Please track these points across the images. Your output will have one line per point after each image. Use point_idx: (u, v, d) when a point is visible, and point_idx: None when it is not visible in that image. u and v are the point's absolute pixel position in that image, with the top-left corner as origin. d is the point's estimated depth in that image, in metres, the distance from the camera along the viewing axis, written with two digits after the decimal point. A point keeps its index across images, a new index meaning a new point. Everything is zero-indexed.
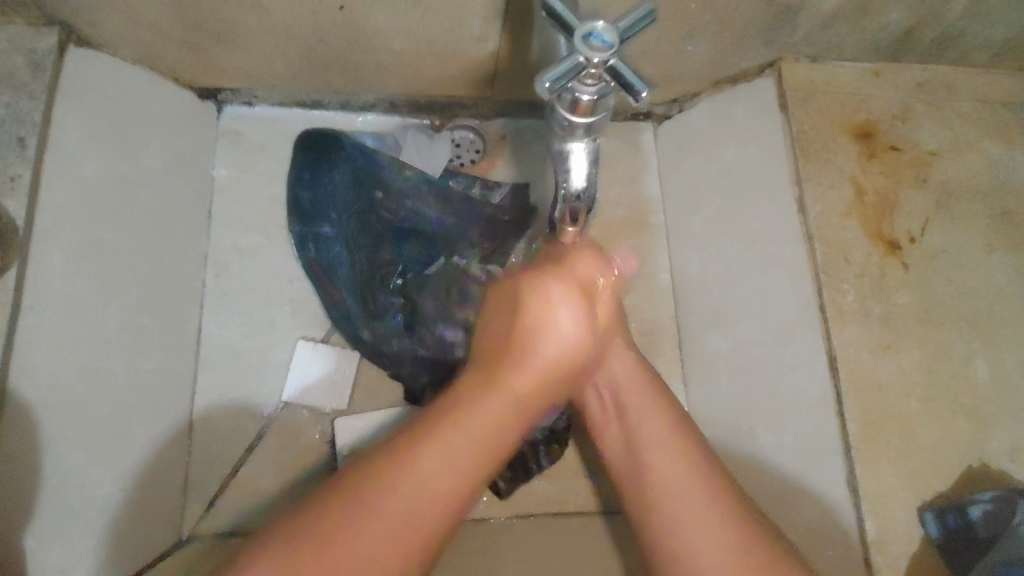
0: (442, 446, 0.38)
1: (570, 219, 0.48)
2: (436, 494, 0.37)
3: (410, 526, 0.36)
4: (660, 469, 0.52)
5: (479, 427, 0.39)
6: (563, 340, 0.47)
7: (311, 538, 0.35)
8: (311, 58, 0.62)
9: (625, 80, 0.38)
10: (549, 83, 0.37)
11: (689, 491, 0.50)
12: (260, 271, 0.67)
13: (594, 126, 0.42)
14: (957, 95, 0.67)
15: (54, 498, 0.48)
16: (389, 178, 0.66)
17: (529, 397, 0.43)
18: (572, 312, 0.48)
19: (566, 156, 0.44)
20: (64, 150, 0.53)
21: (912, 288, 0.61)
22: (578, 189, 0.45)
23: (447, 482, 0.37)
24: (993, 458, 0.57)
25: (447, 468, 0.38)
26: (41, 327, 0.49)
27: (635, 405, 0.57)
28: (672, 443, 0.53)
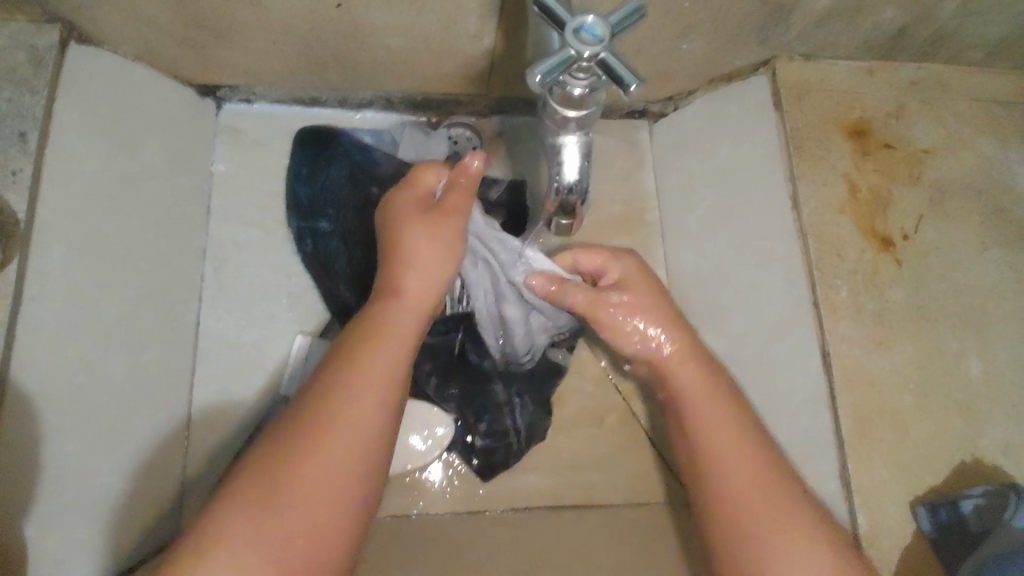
0: (351, 385, 0.44)
1: (563, 212, 0.47)
2: (359, 425, 0.43)
3: (325, 481, 0.41)
4: (727, 477, 0.52)
5: (392, 348, 0.47)
6: (428, 272, 0.51)
7: (240, 521, 0.39)
8: (309, 55, 0.62)
9: (615, 74, 0.38)
10: (540, 77, 0.38)
11: (744, 483, 0.51)
12: (258, 266, 0.67)
13: (586, 119, 0.43)
14: (951, 94, 0.68)
15: (53, 487, 0.49)
16: (384, 173, 0.68)
17: (429, 304, 0.51)
18: (421, 233, 0.52)
19: (560, 149, 0.45)
20: (64, 145, 0.54)
21: (906, 285, 0.61)
22: (569, 182, 0.45)
23: (365, 404, 0.44)
24: (985, 453, 0.57)
25: (363, 396, 0.44)
26: (42, 319, 0.50)
27: (694, 398, 0.55)
28: (747, 456, 0.52)
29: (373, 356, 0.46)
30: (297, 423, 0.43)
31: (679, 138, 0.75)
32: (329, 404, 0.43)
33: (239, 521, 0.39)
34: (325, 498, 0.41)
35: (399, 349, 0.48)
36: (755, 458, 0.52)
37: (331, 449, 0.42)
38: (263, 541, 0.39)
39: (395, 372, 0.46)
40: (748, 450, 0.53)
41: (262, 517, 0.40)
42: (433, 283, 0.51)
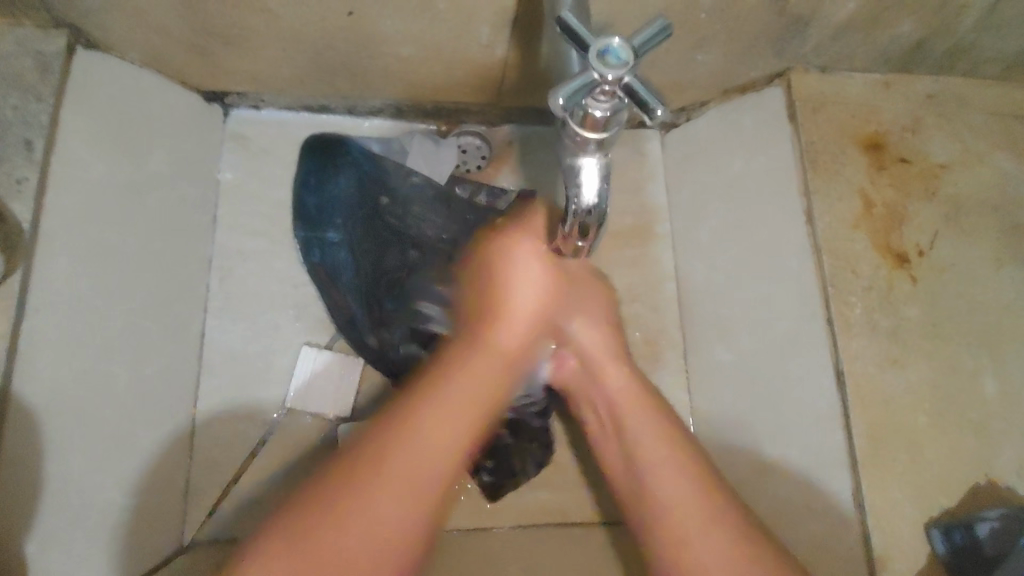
0: (423, 416, 0.40)
1: (579, 234, 0.45)
2: (420, 466, 0.38)
3: (378, 525, 0.37)
4: (655, 477, 0.51)
5: (466, 386, 0.43)
6: (525, 286, 0.51)
7: (300, 556, 0.35)
8: (318, 63, 0.62)
9: (639, 98, 0.37)
10: (562, 100, 0.37)
11: (679, 480, 0.50)
12: (264, 276, 0.66)
13: (606, 141, 0.41)
14: (968, 107, 0.67)
15: (55, 504, 0.48)
16: (395, 184, 0.66)
17: (513, 350, 0.48)
18: (529, 283, 0.51)
19: (577, 171, 0.42)
20: (70, 153, 0.53)
21: (921, 302, 0.61)
22: (587, 204, 0.42)
23: (432, 448, 0.39)
24: (999, 476, 0.57)
25: (436, 426, 0.40)
26: (46, 331, 0.49)
27: (630, 424, 0.55)
28: (678, 473, 0.50)
29: (472, 358, 0.45)
30: (367, 449, 0.39)
31: (691, 148, 0.74)
32: (400, 421, 0.40)
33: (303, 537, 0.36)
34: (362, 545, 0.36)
35: (473, 380, 0.44)
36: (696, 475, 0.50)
37: (390, 480, 0.38)
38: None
39: (476, 410, 0.42)
40: (682, 469, 0.51)
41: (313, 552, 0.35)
42: (526, 316, 0.50)
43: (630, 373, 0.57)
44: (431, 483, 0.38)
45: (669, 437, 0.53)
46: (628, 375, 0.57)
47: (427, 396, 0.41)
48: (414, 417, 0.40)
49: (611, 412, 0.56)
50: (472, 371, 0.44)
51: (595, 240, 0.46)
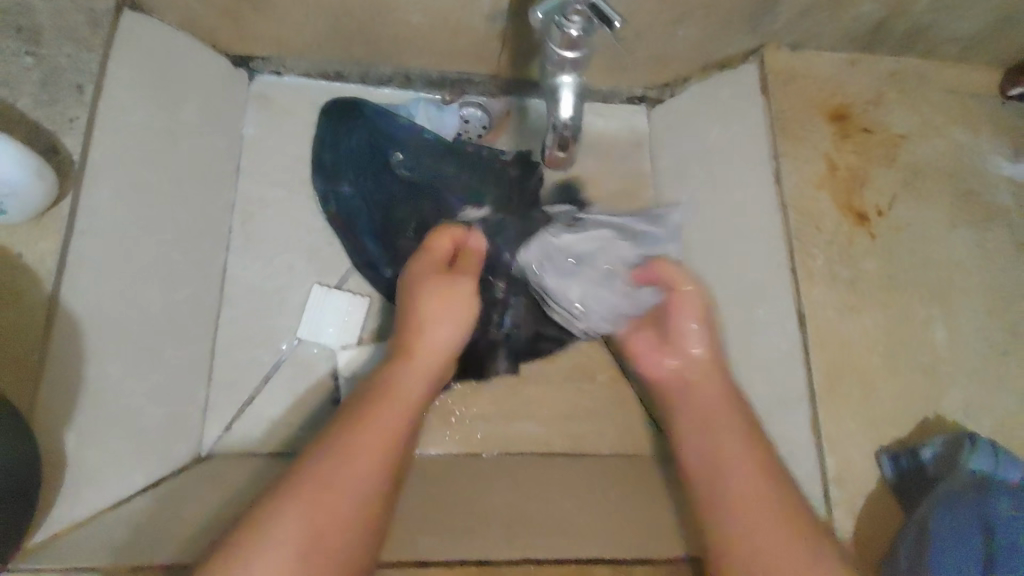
0: (348, 442, 0.53)
1: (559, 147, 0.54)
2: (342, 505, 0.50)
3: (296, 531, 0.47)
4: (738, 496, 0.56)
5: (387, 413, 0.56)
6: (443, 337, 0.61)
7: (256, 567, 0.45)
8: (337, 29, 0.68)
9: (604, 13, 0.46)
10: (541, 12, 0.47)
11: (761, 504, 0.55)
12: (281, 222, 0.73)
13: (579, 62, 0.50)
14: (927, 86, 0.73)
15: (93, 402, 0.54)
16: (403, 138, 0.74)
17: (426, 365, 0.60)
18: (443, 319, 0.61)
19: (557, 91, 0.52)
20: (114, 98, 0.60)
21: (878, 256, 0.66)
22: (564, 118, 0.52)
23: (347, 485, 0.51)
24: (946, 412, 0.62)
25: (363, 446, 0.53)
26: (90, 251, 0.56)
27: (715, 428, 0.61)
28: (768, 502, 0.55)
29: (395, 383, 0.58)
30: (296, 490, 0.49)
31: (675, 120, 0.80)
32: (336, 453, 0.52)
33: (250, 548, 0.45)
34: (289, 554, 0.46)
35: (392, 416, 0.56)
36: (756, 464, 0.58)
37: (311, 487, 0.50)
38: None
39: (378, 448, 0.53)
40: (769, 504, 0.55)
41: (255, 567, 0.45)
42: (442, 343, 0.61)
43: (726, 384, 0.63)
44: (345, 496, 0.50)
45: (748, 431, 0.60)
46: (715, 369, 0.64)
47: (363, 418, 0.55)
48: (336, 475, 0.51)
49: (705, 415, 0.62)
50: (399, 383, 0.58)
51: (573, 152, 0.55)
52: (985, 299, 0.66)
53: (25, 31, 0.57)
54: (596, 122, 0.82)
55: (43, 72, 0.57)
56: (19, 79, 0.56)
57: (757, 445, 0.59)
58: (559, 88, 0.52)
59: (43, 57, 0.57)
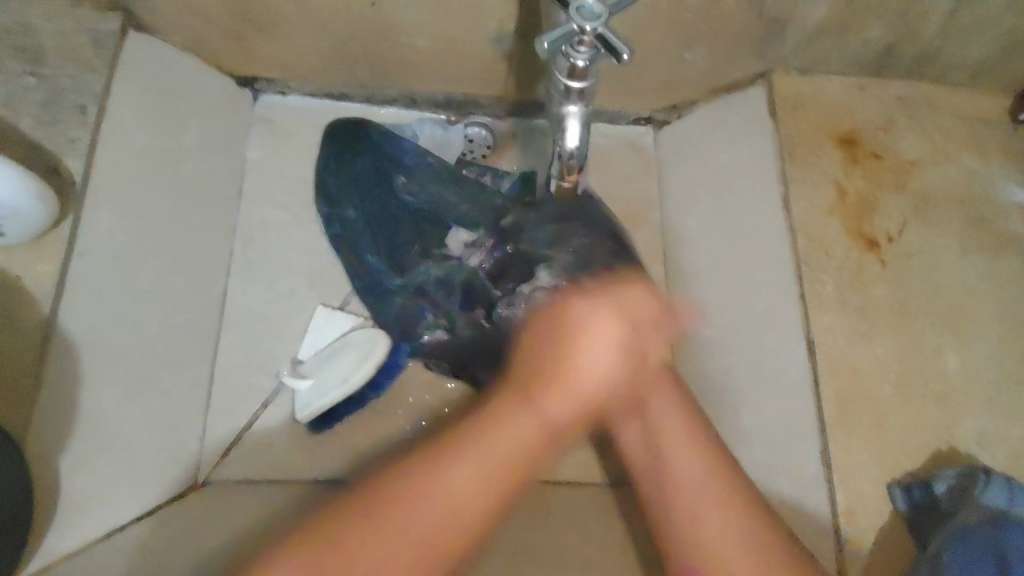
0: (464, 463, 0.48)
1: (565, 175, 0.55)
2: (432, 514, 0.46)
3: (415, 556, 0.45)
4: (681, 487, 0.54)
5: (514, 428, 0.51)
6: (594, 372, 0.55)
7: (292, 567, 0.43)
8: (342, 51, 0.68)
9: (611, 45, 0.45)
10: (548, 44, 0.45)
11: (707, 492, 0.53)
12: (283, 243, 0.72)
13: (586, 91, 0.49)
14: (937, 111, 0.72)
15: (88, 426, 0.53)
16: (408, 162, 0.73)
17: (558, 414, 0.53)
18: (603, 349, 0.55)
19: (564, 119, 0.51)
20: (117, 119, 0.59)
21: (889, 283, 0.65)
22: (571, 148, 0.51)
23: (450, 507, 0.47)
24: (960, 443, 0.61)
25: (469, 471, 0.48)
26: (87, 273, 0.55)
27: (664, 435, 0.57)
28: (717, 496, 0.52)
29: (517, 418, 0.51)
30: (369, 503, 0.46)
31: (682, 143, 0.80)
32: (433, 469, 0.48)
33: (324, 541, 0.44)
34: (389, 555, 0.44)
35: (510, 442, 0.50)
36: (705, 458, 0.55)
37: (425, 494, 0.47)
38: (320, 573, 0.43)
39: (507, 483, 0.49)
40: (707, 496, 0.53)
41: (322, 563, 0.43)
42: (604, 384, 0.55)
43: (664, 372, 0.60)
44: (471, 507, 0.47)
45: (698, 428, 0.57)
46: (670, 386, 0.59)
47: (486, 437, 0.50)
48: (388, 482, 0.47)
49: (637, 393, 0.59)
50: (522, 426, 0.51)
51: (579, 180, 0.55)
52: (997, 328, 0.65)
53: (29, 51, 0.58)
54: (602, 143, 0.81)
55: (47, 92, 0.57)
56: (21, 97, 0.56)
57: (710, 443, 0.56)
58: (566, 116, 0.51)
59: (46, 77, 0.57)
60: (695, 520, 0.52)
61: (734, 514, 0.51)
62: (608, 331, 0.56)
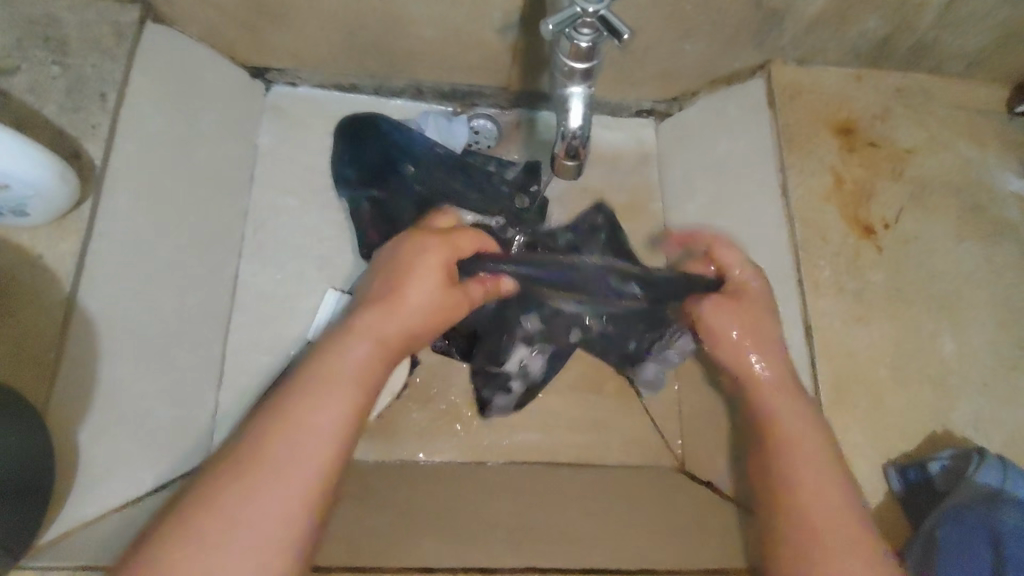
0: (302, 408, 0.45)
1: (568, 155, 0.54)
2: (301, 460, 0.43)
3: (287, 501, 0.42)
4: (799, 485, 0.52)
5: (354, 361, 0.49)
6: (422, 298, 0.53)
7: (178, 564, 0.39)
8: (352, 42, 0.70)
9: (613, 26, 0.47)
10: (552, 26, 0.47)
11: (824, 490, 0.52)
12: (295, 228, 0.74)
13: (590, 72, 0.51)
14: (934, 101, 0.74)
15: (107, 400, 0.55)
16: (418, 151, 0.75)
17: (396, 335, 0.52)
18: (424, 285, 0.54)
19: (568, 99, 0.53)
20: (135, 106, 0.62)
21: (885, 268, 0.67)
22: (573, 128, 0.53)
23: (292, 463, 0.43)
24: (955, 425, 0.62)
25: (318, 410, 0.46)
26: (105, 252, 0.57)
27: (780, 427, 0.56)
28: (836, 496, 0.51)
29: (353, 343, 0.50)
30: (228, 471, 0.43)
31: (683, 133, 0.81)
32: (277, 420, 0.45)
33: (192, 525, 0.40)
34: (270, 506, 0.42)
35: (355, 369, 0.49)
36: (811, 444, 0.54)
37: (270, 465, 0.43)
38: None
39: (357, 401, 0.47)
40: (819, 496, 0.51)
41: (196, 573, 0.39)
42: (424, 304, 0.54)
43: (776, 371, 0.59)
44: (317, 467, 0.44)
45: (793, 400, 0.57)
46: (781, 364, 0.59)
47: (325, 373, 0.48)
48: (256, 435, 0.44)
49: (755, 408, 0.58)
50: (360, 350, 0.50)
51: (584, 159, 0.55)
52: (993, 313, 0.66)
53: (53, 42, 0.60)
54: (604, 135, 0.83)
55: (69, 80, 0.59)
56: (45, 85, 0.58)
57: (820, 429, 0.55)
58: (569, 96, 0.53)
59: (69, 67, 0.59)
60: (819, 505, 0.51)
61: (844, 479, 0.53)
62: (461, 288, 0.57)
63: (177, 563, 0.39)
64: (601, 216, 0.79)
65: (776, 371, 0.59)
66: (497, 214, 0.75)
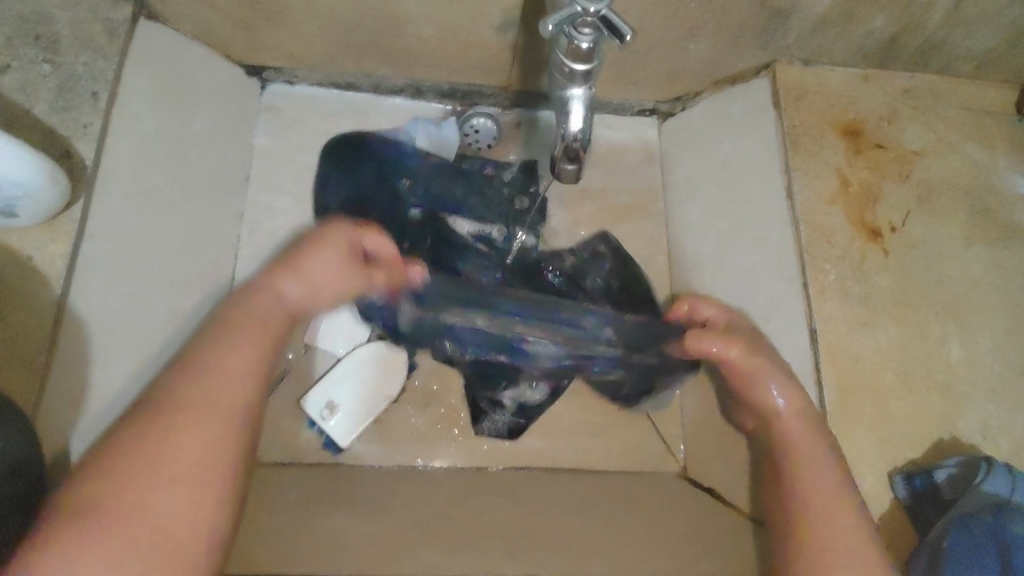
0: (218, 359, 0.50)
1: (567, 158, 0.53)
2: (207, 420, 0.46)
3: (220, 462, 0.46)
4: (815, 521, 0.53)
5: (258, 323, 0.53)
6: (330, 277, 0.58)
7: (104, 519, 0.40)
8: (349, 40, 0.69)
9: (613, 25, 0.45)
10: (552, 26, 0.46)
11: (843, 530, 0.52)
12: (291, 231, 0.73)
13: (590, 74, 0.50)
14: (941, 102, 0.72)
15: (103, 409, 0.54)
16: (412, 166, 0.75)
17: (299, 299, 0.57)
18: (335, 263, 0.59)
19: (568, 102, 0.51)
20: (128, 106, 0.61)
21: (892, 273, 0.65)
22: (574, 131, 0.51)
23: (201, 405, 0.47)
24: (963, 433, 0.60)
25: (228, 361, 0.50)
26: (95, 254, 0.56)
27: (795, 462, 0.56)
28: (858, 536, 0.51)
29: (253, 303, 0.54)
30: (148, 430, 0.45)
31: (685, 134, 0.80)
32: (201, 372, 0.48)
33: (116, 472, 0.42)
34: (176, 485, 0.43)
35: (257, 340, 0.52)
36: (837, 486, 0.54)
37: (191, 410, 0.46)
38: (129, 526, 0.41)
39: (263, 360, 0.52)
40: (835, 534, 0.52)
41: (115, 524, 0.40)
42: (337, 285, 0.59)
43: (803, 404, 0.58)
44: (230, 420, 0.47)
45: (814, 436, 0.57)
46: (800, 395, 0.59)
47: (235, 326, 0.52)
48: (173, 381, 0.48)
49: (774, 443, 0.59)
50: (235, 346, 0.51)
51: (583, 165, 0.54)
52: (1002, 319, 0.65)
53: (44, 39, 0.59)
54: (606, 134, 0.82)
55: (60, 78, 0.58)
56: (35, 84, 0.57)
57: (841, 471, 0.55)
58: (570, 99, 0.52)
59: (60, 65, 0.58)
60: (837, 543, 0.51)
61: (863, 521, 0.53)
62: (370, 271, 0.62)
63: (108, 505, 0.41)
64: (604, 248, 0.77)
65: (801, 403, 0.58)
66: (496, 223, 0.76)
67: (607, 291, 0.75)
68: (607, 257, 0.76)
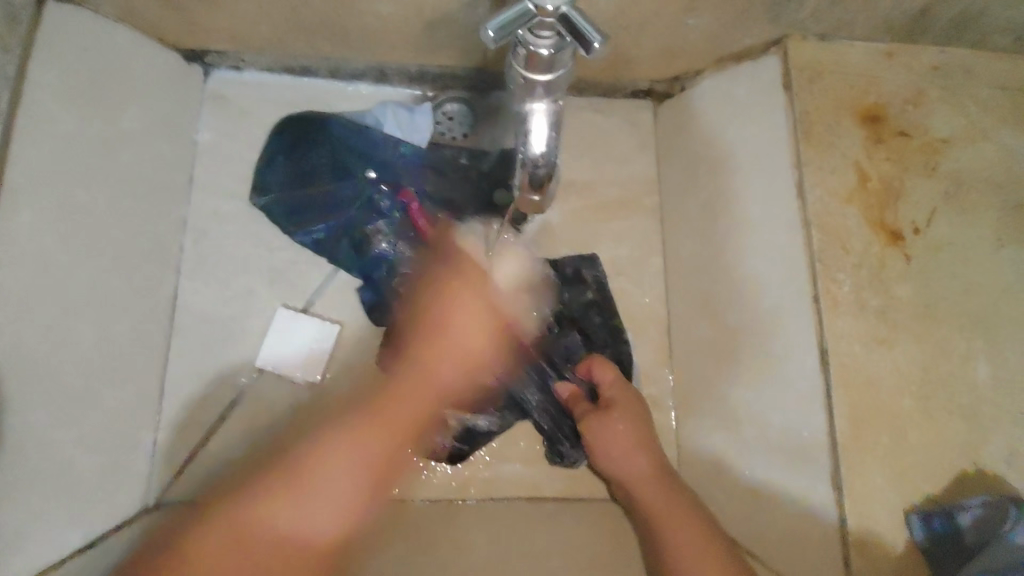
0: (337, 449, 0.52)
1: (532, 186, 0.48)
2: (408, 414, 0.56)
3: (326, 519, 0.49)
4: (673, 532, 0.55)
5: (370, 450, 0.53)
6: (466, 329, 0.62)
7: (261, 501, 0.48)
8: (298, 21, 0.60)
9: (578, 29, 0.40)
10: (495, 32, 0.39)
11: (696, 536, 0.54)
12: (238, 238, 0.66)
13: (554, 84, 0.44)
14: (976, 81, 0.63)
15: (14, 458, 0.48)
16: (382, 157, 0.68)
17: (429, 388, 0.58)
18: (463, 309, 0.63)
19: (529, 117, 0.46)
20: (38, 106, 0.52)
21: (913, 282, 0.58)
22: (535, 153, 0.45)
23: (332, 492, 0.50)
24: (988, 463, 0.54)
25: (342, 464, 0.51)
26: (7, 282, 0.48)
27: (650, 495, 0.58)
28: (698, 532, 0.54)
29: (450, 304, 0.63)
30: (275, 483, 0.49)
31: (684, 118, 0.72)
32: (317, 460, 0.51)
33: (225, 531, 0.46)
34: (325, 515, 0.49)
35: (449, 362, 0.60)
36: (686, 508, 0.56)
37: (310, 485, 0.49)
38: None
39: (366, 483, 0.52)
40: (693, 541, 0.53)
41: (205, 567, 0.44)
42: (472, 338, 0.62)
43: (638, 433, 0.62)
44: (358, 501, 0.51)
45: (655, 464, 0.60)
46: (658, 465, 0.60)
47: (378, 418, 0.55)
48: (303, 459, 0.51)
49: (623, 483, 0.60)
50: (366, 448, 0.53)
51: (548, 191, 0.49)
52: None
53: None
54: (596, 119, 0.74)
55: None
56: None
57: (685, 496, 0.58)
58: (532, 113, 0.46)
59: None
60: (683, 540, 0.54)
61: (705, 520, 0.55)
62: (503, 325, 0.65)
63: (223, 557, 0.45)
64: (589, 274, 0.70)
65: (649, 468, 0.60)
66: (471, 217, 0.69)
67: (581, 321, 0.70)
68: (589, 285, 0.70)
